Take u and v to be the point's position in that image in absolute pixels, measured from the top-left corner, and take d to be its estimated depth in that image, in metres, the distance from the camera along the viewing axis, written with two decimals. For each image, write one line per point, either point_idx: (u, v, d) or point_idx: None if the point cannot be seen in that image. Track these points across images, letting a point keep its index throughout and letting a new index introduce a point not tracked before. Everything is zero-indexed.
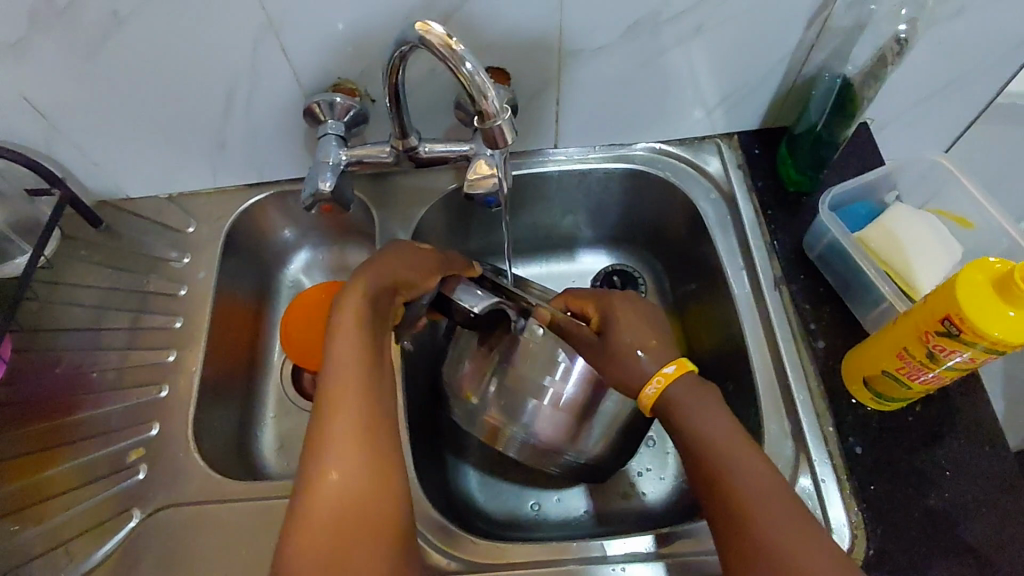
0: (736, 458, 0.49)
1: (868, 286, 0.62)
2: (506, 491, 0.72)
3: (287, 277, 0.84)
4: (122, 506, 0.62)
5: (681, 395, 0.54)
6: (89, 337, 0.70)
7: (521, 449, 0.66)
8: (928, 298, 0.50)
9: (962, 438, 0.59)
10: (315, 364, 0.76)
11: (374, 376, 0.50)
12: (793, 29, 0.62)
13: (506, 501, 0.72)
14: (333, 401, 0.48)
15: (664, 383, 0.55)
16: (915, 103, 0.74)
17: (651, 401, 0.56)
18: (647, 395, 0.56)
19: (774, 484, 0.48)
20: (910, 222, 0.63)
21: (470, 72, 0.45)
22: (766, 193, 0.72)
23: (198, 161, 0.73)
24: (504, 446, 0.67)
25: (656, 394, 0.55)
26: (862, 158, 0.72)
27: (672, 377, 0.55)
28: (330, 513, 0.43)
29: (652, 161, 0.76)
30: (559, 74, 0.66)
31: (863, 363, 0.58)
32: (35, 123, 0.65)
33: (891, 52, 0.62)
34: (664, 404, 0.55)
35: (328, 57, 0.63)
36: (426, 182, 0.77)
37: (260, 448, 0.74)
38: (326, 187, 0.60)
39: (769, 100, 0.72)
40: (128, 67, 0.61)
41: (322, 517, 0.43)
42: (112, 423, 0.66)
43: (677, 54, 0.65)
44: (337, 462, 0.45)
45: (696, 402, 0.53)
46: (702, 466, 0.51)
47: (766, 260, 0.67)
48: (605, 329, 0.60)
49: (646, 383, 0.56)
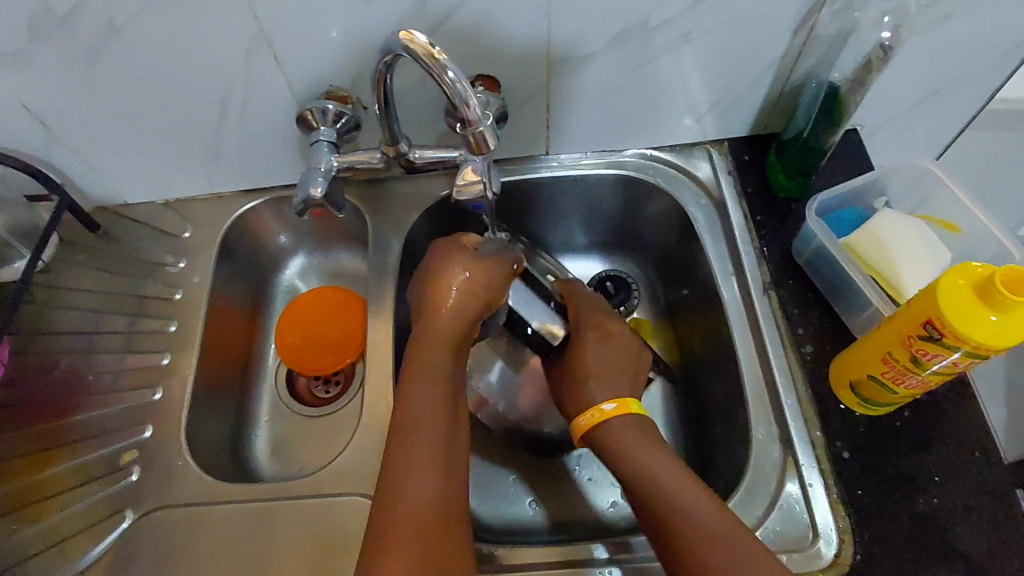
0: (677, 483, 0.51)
1: (855, 291, 0.63)
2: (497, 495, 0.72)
3: (282, 281, 0.85)
4: (115, 508, 0.63)
5: (618, 429, 0.58)
6: (85, 340, 0.71)
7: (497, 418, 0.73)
8: (910, 303, 0.50)
9: (950, 444, 0.59)
10: (309, 368, 0.76)
11: (440, 408, 0.52)
12: (780, 36, 0.63)
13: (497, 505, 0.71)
14: (407, 431, 0.50)
15: (600, 417, 0.60)
16: (904, 109, 0.74)
17: (583, 430, 0.61)
18: (581, 424, 0.61)
19: (713, 519, 0.48)
20: (897, 227, 0.64)
21: (451, 80, 0.46)
22: (756, 199, 0.72)
23: (194, 167, 0.74)
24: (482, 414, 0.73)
25: (586, 428, 0.60)
26: (851, 164, 0.73)
27: (608, 420, 0.59)
28: (423, 515, 0.45)
29: (643, 167, 0.76)
30: (548, 81, 0.67)
31: (850, 367, 0.58)
32: (34, 129, 0.66)
33: (876, 59, 0.62)
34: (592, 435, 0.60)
35: (320, 65, 0.64)
36: (419, 188, 0.78)
37: (254, 452, 0.74)
38: (316, 193, 0.61)
39: (758, 106, 0.72)
40: (124, 75, 0.62)
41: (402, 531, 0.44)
42: (107, 426, 0.67)
43: (665, 61, 0.65)
44: (412, 458, 0.48)
45: (633, 436, 0.57)
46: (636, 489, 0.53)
47: (756, 266, 0.68)
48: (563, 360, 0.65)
49: (583, 414, 0.61)
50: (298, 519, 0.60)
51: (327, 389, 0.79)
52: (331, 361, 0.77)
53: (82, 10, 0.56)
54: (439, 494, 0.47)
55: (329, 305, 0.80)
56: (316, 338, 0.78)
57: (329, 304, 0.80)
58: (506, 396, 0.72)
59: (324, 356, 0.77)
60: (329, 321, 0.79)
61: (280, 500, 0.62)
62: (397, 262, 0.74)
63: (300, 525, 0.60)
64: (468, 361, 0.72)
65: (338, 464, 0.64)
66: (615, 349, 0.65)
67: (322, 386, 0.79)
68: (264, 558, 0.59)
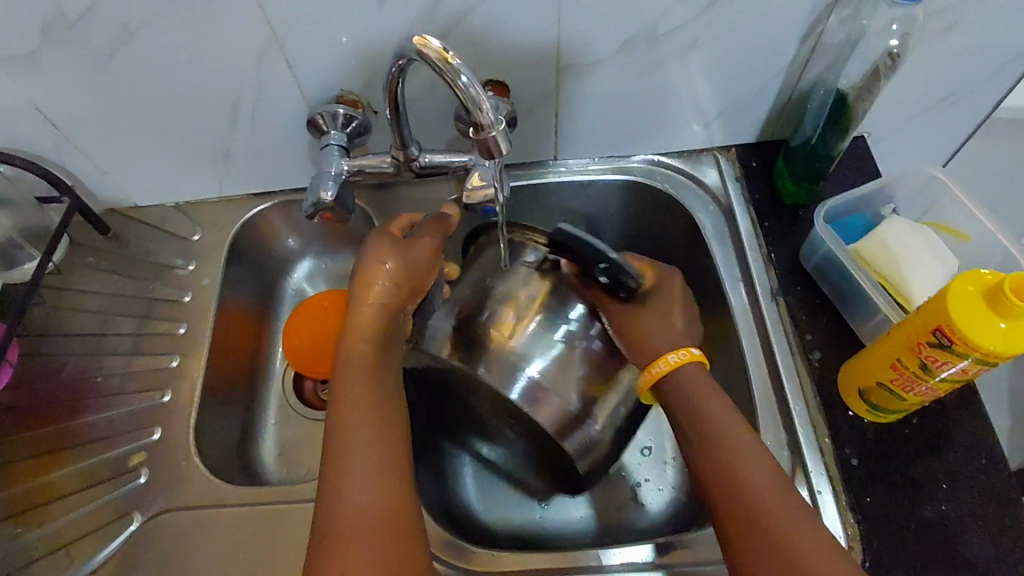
0: (741, 448, 0.53)
1: (863, 298, 0.63)
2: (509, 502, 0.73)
3: (290, 285, 0.85)
4: (123, 510, 0.63)
5: (695, 374, 0.58)
6: (94, 342, 0.72)
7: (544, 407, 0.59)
8: (920, 309, 0.51)
9: (958, 452, 0.58)
10: (316, 371, 0.77)
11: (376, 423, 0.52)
12: (789, 43, 0.63)
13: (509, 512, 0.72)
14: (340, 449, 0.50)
15: (687, 358, 0.59)
16: (912, 116, 0.75)
17: (663, 370, 0.59)
18: (665, 362, 0.59)
19: (772, 485, 0.50)
20: (905, 234, 0.64)
21: (464, 85, 0.46)
22: (764, 205, 0.72)
23: (204, 171, 0.74)
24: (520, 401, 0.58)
25: (665, 372, 0.58)
26: (859, 171, 0.73)
27: (692, 359, 0.59)
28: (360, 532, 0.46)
29: (650, 173, 0.77)
30: (558, 87, 0.67)
31: (859, 374, 0.58)
32: (46, 131, 0.66)
33: (885, 66, 0.61)
34: (670, 383, 0.58)
35: (331, 70, 0.64)
36: (428, 193, 0.78)
37: (261, 455, 0.75)
38: (327, 196, 0.61)
39: (766, 113, 0.72)
40: (137, 78, 0.63)
41: (346, 543, 0.46)
42: (115, 428, 0.67)
43: (674, 67, 0.66)
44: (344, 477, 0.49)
45: (703, 388, 0.57)
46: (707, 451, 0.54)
47: (763, 272, 0.68)
48: (617, 304, 0.62)
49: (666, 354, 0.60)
50: (307, 523, 0.61)
51: None
52: None
53: (97, 13, 0.56)
54: (380, 505, 0.48)
55: (336, 308, 0.80)
56: (323, 341, 0.78)
57: (337, 307, 0.80)
58: (559, 377, 0.59)
59: (330, 360, 0.77)
60: (337, 325, 0.79)
61: (288, 503, 0.62)
62: None
63: (310, 528, 0.60)
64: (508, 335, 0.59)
65: None
66: (668, 292, 0.64)
67: (329, 389, 0.80)
68: (273, 561, 0.59)
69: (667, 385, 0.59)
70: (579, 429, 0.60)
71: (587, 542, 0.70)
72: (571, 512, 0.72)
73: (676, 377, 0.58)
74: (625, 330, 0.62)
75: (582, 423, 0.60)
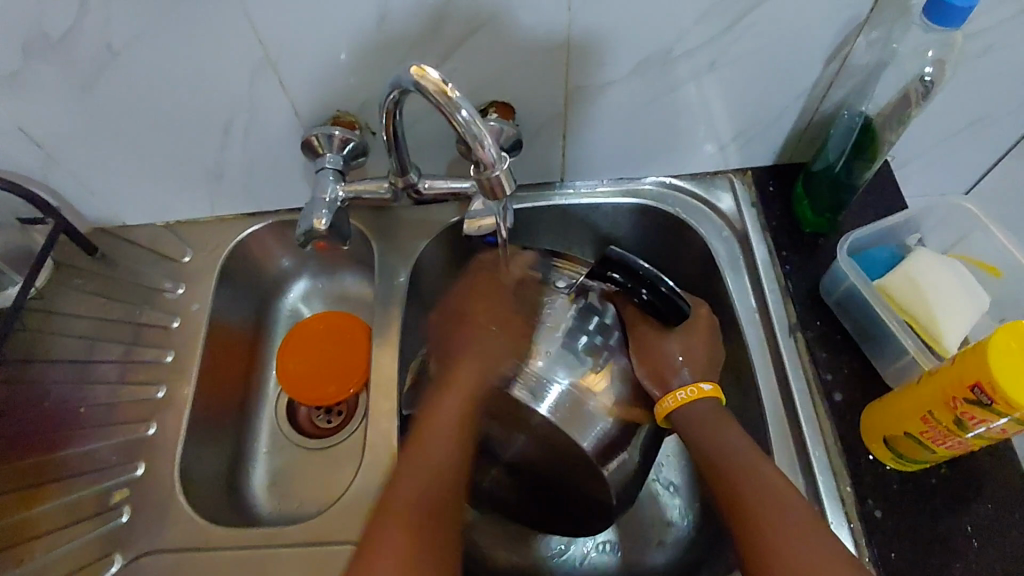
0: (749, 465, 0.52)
1: (888, 337, 0.59)
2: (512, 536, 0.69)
3: (284, 306, 0.82)
4: (104, 551, 0.60)
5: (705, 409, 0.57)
6: (79, 370, 0.69)
7: (569, 422, 0.59)
8: (956, 361, 0.47)
9: (987, 506, 0.55)
10: (311, 399, 0.74)
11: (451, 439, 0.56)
12: (813, 64, 0.60)
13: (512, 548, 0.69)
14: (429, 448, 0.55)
15: (696, 395, 0.58)
16: (939, 140, 0.71)
17: (677, 402, 0.58)
18: (676, 395, 0.58)
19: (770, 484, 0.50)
20: (934, 269, 0.60)
21: (465, 119, 0.43)
22: (782, 232, 0.69)
23: (195, 191, 0.71)
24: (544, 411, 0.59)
25: (675, 406, 0.58)
26: (882, 198, 0.69)
27: (703, 393, 0.58)
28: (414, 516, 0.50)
29: (661, 196, 0.73)
30: (566, 108, 0.63)
31: (884, 421, 0.54)
32: (29, 151, 0.63)
33: (915, 92, 0.59)
34: (684, 415, 0.57)
35: (327, 90, 0.61)
36: (428, 214, 0.75)
37: (250, 486, 0.71)
38: (321, 224, 0.58)
39: (785, 136, 0.69)
40: (123, 98, 0.60)
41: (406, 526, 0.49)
42: (99, 462, 0.64)
43: (690, 89, 0.62)
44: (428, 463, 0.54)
45: (712, 417, 0.56)
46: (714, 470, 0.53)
47: (781, 305, 0.64)
48: (645, 330, 0.62)
49: (681, 387, 0.59)
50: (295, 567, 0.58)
51: (329, 420, 0.76)
52: (334, 391, 0.73)
53: (80, 33, 0.53)
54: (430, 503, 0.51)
55: (333, 332, 0.77)
56: (318, 367, 0.75)
57: (333, 331, 0.77)
58: (586, 392, 0.60)
59: (326, 386, 0.74)
60: (333, 350, 0.76)
61: (276, 547, 0.59)
62: (403, 290, 0.71)
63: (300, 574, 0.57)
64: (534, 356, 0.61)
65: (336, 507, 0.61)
66: (697, 322, 0.62)
67: (324, 415, 0.76)
68: None
69: (678, 418, 0.58)
70: (613, 447, 0.60)
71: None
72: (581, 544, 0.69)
73: (684, 410, 0.58)
74: (650, 353, 0.61)
75: (614, 441, 0.60)
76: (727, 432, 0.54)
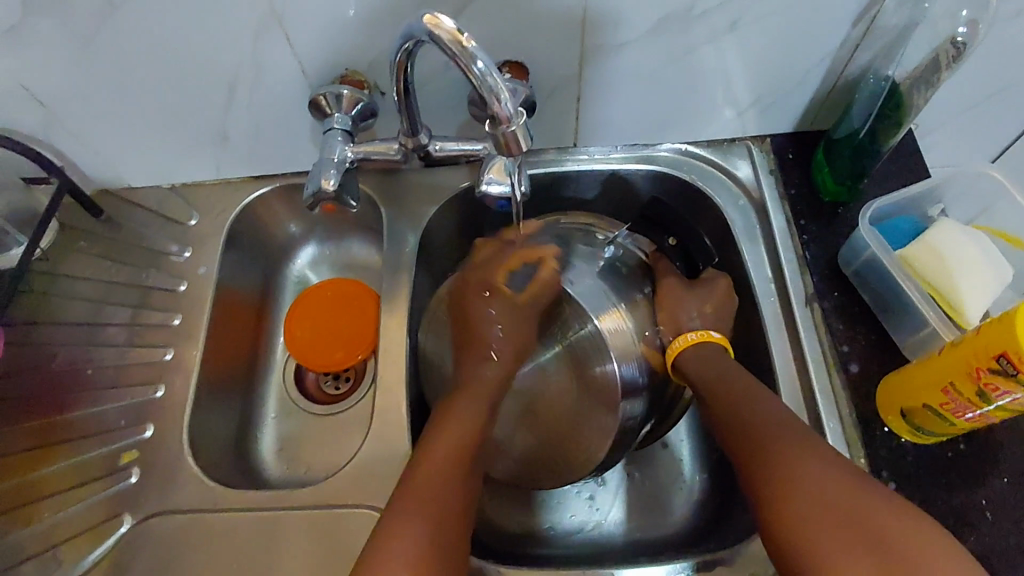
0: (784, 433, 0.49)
1: (908, 309, 0.58)
2: (541, 503, 0.69)
3: (292, 272, 0.81)
4: (113, 511, 0.60)
5: (708, 356, 0.59)
6: (86, 333, 0.68)
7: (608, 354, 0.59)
8: (982, 329, 0.47)
9: (1004, 479, 0.54)
10: (318, 364, 0.73)
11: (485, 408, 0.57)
12: (840, 26, 0.57)
13: (541, 511, 0.69)
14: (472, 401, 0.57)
15: (704, 339, 0.60)
16: (966, 107, 0.69)
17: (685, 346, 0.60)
18: (686, 338, 0.61)
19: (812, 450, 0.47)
20: (958, 241, 0.59)
21: (481, 72, 0.42)
22: (800, 201, 0.67)
23: (200, 152, 0.70)
24: (606, 332, 0.60)
25: (685, 346, 0.60)
26: (905, 167, 0.67)
27: (711, 338, 0.60)
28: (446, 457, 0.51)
29: (677, 163, 0.71)
30: (581, 70, 0.61)
31: (900, 393, 0.53)
32: (31, 109, 0.62)
33: (945, 55, 0.56)
34: (695, 356, 0.59)
35: (335, 48, 0.59)
36: (437, 178, 0.73)
37: (259, 450, 0.71)
38: (328, 185, 0.57)
39: (808, 101, 0.67)
40: (124, 52, 0.58)
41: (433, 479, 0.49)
42: (106, 425, 0.64)
43: (710, 50, 0.60)
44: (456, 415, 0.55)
45: (726, 385, 0.55)
46: (751, 440, 0.50)
47: (798, 274, 0.63)
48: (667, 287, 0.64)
49: (691, 330, 0.61)
50: (302, 530, 0.58)
51: (337, 386, 0.75)
52: (342, 357, 0.73)
53: None
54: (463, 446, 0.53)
55: (341, 298, 0.76)
56: (326, 333, 0.74)
57: (342, 297, 0.76)
58: (611, 327, 0.60)
59: (334, 352, 0.73)
60: (342, 316, 0.75)
61: (284, 509, 0.59)
62: (412, 257, 0.70)
63: (311, 537, 0.57)
64: (586, 284, 0.62)
65: (345, 473, 0.60)
66: (715, 280, 0.64)
67: (332, 381, 0.76)
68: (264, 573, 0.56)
69: (688, 360, 0.59)
70: (638, 388, 0.60)
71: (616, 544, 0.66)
72: (609, 512, 0.69)
73: (692, 352, 0.60)
74: (674, 306, 0.63)
75: (639, 380, 0.60)
76: (724, 363, 0.58)
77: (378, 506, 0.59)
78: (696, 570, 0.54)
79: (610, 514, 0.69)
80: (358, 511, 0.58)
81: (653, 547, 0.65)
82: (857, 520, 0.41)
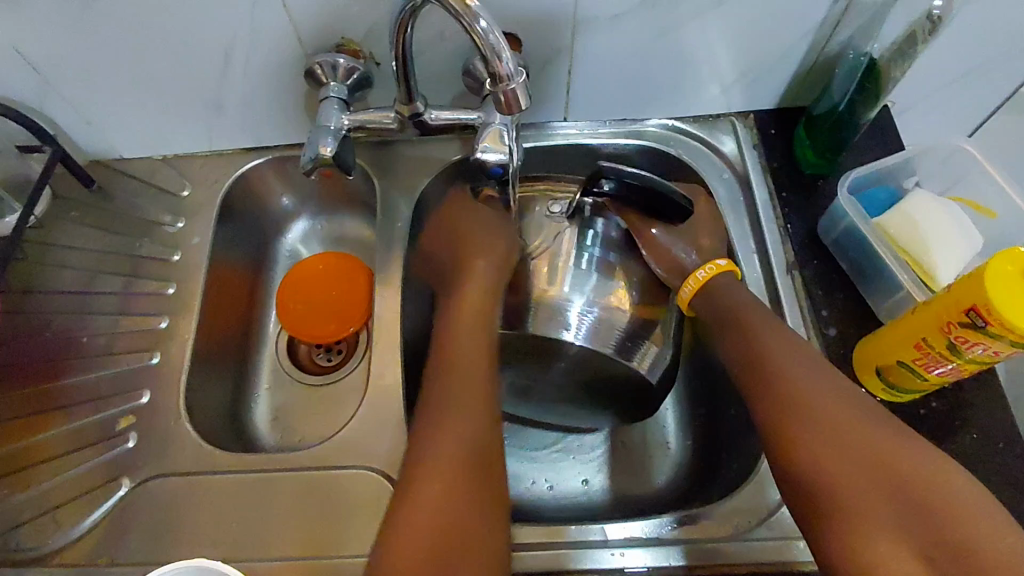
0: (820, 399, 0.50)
1: (884, 273, 0.61)
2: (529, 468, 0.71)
3: (283, 246, 0.81)
4: (111, 475, 0.61)
5: (721, 290, 0.60)
6: (79, 301, 0.69)
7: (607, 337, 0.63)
8: (954, 286, 0.49)
9: (973, 435, 0.57)
10: (310, 335, 0.74)
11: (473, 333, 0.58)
12: (821, 3, 0.60)
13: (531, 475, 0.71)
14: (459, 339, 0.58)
15: (715, 271, 0.61)
16: (941, 84, 0.72)
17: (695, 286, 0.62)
18: (697, 276, 0.62)
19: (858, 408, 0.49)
20: (931, 209, 0.61)
21: (484, 30, 0.44)
22: (782, 174, 0.69)
23: (193, 122, 0.70)
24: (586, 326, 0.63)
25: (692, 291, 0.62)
26: (882, 142, 0.70)
27: (719, 270, 0.61)
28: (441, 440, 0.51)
29: (664, 138, 0.73)
30: (572, 43, 0.63)
31: (876, 351, 0.56)
32: (25, 74, 0.62)
33: (922, 30, 0.59)
34: (705, 296, 0.61)
35: (331, 17, 0.60)
36: (430, 151, 0.74)
37: (252, 420, 0.72)
38: (326, 151, 0.57)
39: (790, 77, 0.69)
40: (120, 19, 0.58)
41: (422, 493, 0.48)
42: (101, 391, 0.65)
43: (697, 25, 0.62)
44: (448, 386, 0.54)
45: (773, 342, 0.55)
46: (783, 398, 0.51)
47: (780, 244, 0.65)
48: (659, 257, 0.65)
49: (702, 265, 0.62)
50: (300, 492, 0.59)
51: (330, 358, 0.76)
52: (334, 329, 0.73)
53: None
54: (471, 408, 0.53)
55: (334, 271, 0.77)
56: (319, 304, 0.75)
57: (335, 271, 0.77)
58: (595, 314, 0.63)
59: (327, 323, 0.74)
60: (333, 289, 0.76)
61: (281, 471, 0.60)
62: (405, 230, 0.71)
63: (307, 499, 0.58)
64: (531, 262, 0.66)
65: (341, 437, 0.62)
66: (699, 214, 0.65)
67: (324, 354, 0.77)
68: (262, 532, 0.57)
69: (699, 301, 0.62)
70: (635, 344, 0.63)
71: (601, 507, 0.68)
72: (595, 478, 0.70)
73: (708, 291, 0.61)
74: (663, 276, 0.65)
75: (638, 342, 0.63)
76: (734, 294, 0.60)
77: (372, 467, 0.60)
78: (680, 524, 0.56)
79: (597, 479, 0.70)
80: (353, 471, 0.59)
81: (638, 510, 0.67)
82: (920, 480, 0.45)
